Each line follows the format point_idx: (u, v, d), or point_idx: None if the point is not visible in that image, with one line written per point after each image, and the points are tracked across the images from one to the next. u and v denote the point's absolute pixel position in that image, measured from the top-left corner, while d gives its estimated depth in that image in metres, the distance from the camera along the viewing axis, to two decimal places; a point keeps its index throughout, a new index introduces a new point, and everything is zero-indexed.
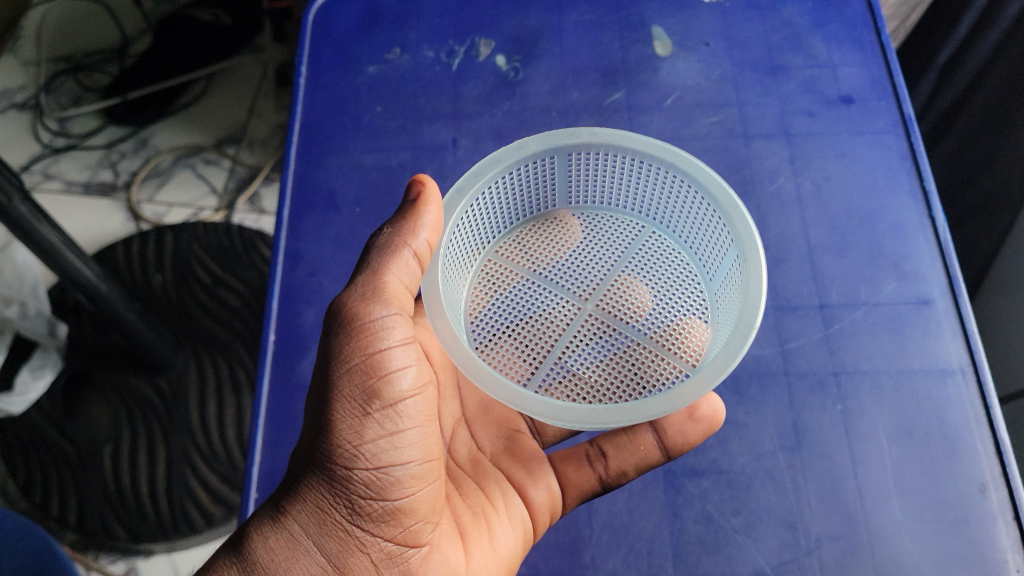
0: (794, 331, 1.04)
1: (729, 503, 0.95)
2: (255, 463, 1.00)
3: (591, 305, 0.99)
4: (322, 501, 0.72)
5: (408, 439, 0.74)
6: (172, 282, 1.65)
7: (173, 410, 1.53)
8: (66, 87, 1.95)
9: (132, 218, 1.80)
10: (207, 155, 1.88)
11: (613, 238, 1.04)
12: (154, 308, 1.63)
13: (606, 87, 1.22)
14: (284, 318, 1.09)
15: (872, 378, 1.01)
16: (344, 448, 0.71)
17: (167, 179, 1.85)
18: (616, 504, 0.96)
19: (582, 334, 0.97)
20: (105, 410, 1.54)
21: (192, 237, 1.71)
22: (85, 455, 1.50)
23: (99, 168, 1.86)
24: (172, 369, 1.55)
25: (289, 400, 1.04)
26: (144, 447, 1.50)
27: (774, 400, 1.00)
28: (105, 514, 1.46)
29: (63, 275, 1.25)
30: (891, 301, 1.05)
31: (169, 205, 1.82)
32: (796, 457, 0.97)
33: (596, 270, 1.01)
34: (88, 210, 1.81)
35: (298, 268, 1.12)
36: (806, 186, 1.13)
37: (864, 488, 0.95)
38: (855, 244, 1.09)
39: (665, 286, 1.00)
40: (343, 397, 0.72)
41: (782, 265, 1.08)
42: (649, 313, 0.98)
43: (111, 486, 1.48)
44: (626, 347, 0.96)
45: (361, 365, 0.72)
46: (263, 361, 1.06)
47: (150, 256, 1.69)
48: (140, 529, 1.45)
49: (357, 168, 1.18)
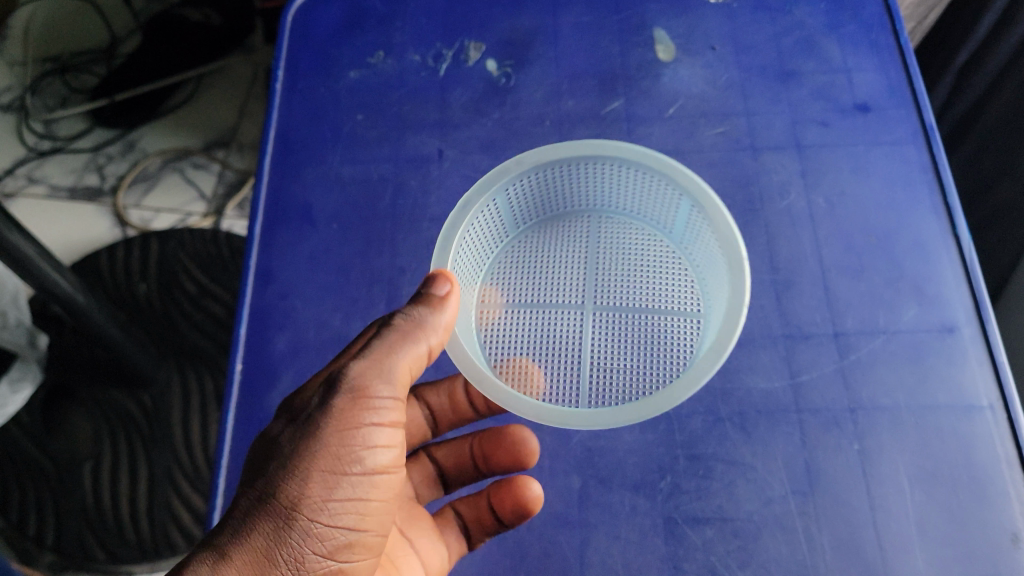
0: (806, 362, 0.96)
1: (734, 555, 0.87)
2: (217, 506, 0.91)
3: (600, 303, 0.91)
4: (271, 549, 0.63)
5: (371, 512, 0.69)
6: (158, 293, 1.55)
7: (156, 425, 1.45)
8: (54, 88, 1.87)
9: (118, 224, 1.72)
10: (196, 159, 1.80)
11: (580, 227, 0.96)
12: (137, 319, 1.52)
13: (604, 94, 1.13)
14: (253, 344, 1.00)
15: (892, 415, 0.92)
16: (313, 498, 0.65)
17: (154, 183, 1.77)
18: (612, 555, 0.88)
19: (601, 344, 0.89)
20: (86, 425, 1.45)
21: (178, 244, 1.61)
22: (65, 475, 1.40)
23: (86, 172, 1.78)
24: (155, 384, 1.46)
25: (256, 435, 0.95)
26: (124, 468, 1.41)
27: (785, 440, 0.92)
28: (84, 536, 1.36)
29: (37, 285, 1.15)
30: (912, 329, 0.96)
31: (155, 210, 1.74)
32: (809, 504, 0.88)
33: (587, 263, 0.93)
34: (73, 216, 1.73)
35: (268, 290, 1.03)
36: (819, 202, 1.05)
37: (884, 538, 0.86)
38: (873, 266, 1.00)
39: (655, 256, 0.93)
40: (326, 450, 0.66)
41: (793, 289, 1.00)
42: (654, 294, 0.91)
43: (91, 506, 1.38)
44: (646, 339, 0.89)
45: (358, 423, 0.68)
46: (228, 393, 0.97)
47: (134, 264, 1.59)
48: (120, 551, 1.35)
49: (334, 181, 1.10)
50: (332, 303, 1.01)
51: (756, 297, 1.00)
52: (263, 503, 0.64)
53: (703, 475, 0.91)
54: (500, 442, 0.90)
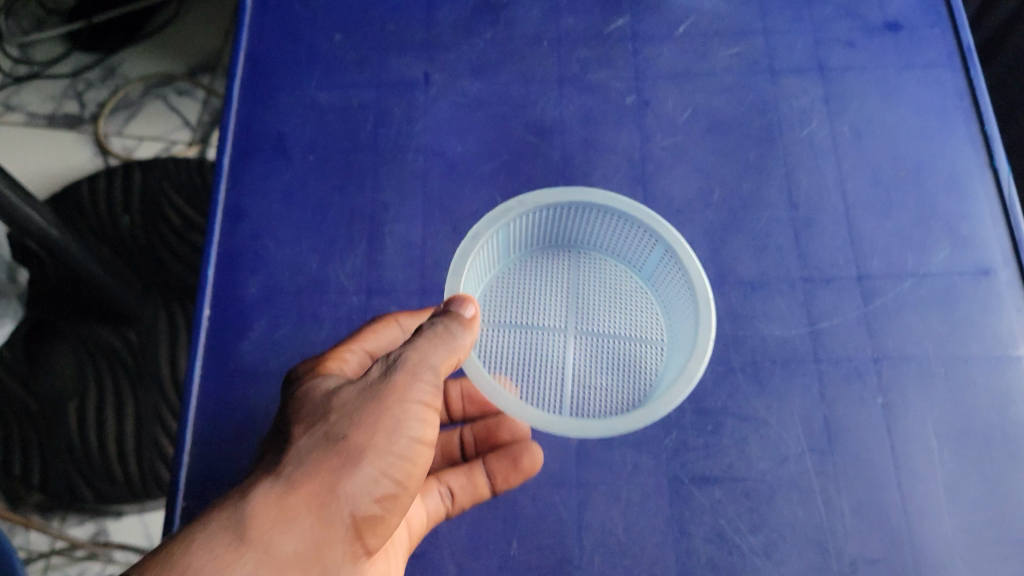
0: (826, 309, 0.87)
1: (745, 518, 0.80)
2: (184, 466, 0.83)
3: (574, 351, 0.82)
4: (327, 477, 0.56)
5: (418, 480, 0.61)
6: (141, 224, 1.35)
7: (144, 362, 1.27)
8: (29, 8, 1.59)
9: (100, 152, 1.49)
10: (179, 85, 1.55)
11: (536, 277, 0.86)
12: (123, 255, 1.33)
13: (607, 12, 1.03)
14: (222, 288, 0.91)
15: (919, 365, 0.84)
16: (375, 438, 0.58)
17: (137, 111, 1.53)
18: (611, 518, 0.80)
19: (580, 383, 0.80)
20: (69, 362, 1.27)
21: (162, 174, 1.40)
22: (47, 413, 1.23)
23: (64, 97, 1.53)
24: (139, 321, 1.28)
25: (226, 388, 0.87)
26: (110, 404, 1.23)
27: (802, 393, 0.84)
28: (71, 476, 1.20)
29: (8, 220, 1.00)
30: (942, 272, 0.88)
31: (138, 137, 1.50)
32: (827, 462, 0.81)
33: (551, 313, 0.83)
34: (51, 145, 1.49)
35: (238, 229, 0.94)
36: (844, 132, 0.95)
37: (908, 498, 0.79)
38: (902, 202, 0.92)
39: (621, 293, 0.85)
40: (388, 403, 0.59)
41: (813, 227, 0.91)
42: (627, 332, 0.83)
43: (78, 446, 1.21)
44: (626, 374, 0.81)
45: (413, 381, 0.61)
46: (195, 341, 0.88)
47: (116, 192, 1.38)
48: (108, 492, 1.19)
49: (311, 108, 1.00)
50: (309, 244, 0.93)
51: (774, 236, 0.91)
52: (317, 442, 0.57)
53: (712, 430, 0.83)
54: (500, 429, 0.84)
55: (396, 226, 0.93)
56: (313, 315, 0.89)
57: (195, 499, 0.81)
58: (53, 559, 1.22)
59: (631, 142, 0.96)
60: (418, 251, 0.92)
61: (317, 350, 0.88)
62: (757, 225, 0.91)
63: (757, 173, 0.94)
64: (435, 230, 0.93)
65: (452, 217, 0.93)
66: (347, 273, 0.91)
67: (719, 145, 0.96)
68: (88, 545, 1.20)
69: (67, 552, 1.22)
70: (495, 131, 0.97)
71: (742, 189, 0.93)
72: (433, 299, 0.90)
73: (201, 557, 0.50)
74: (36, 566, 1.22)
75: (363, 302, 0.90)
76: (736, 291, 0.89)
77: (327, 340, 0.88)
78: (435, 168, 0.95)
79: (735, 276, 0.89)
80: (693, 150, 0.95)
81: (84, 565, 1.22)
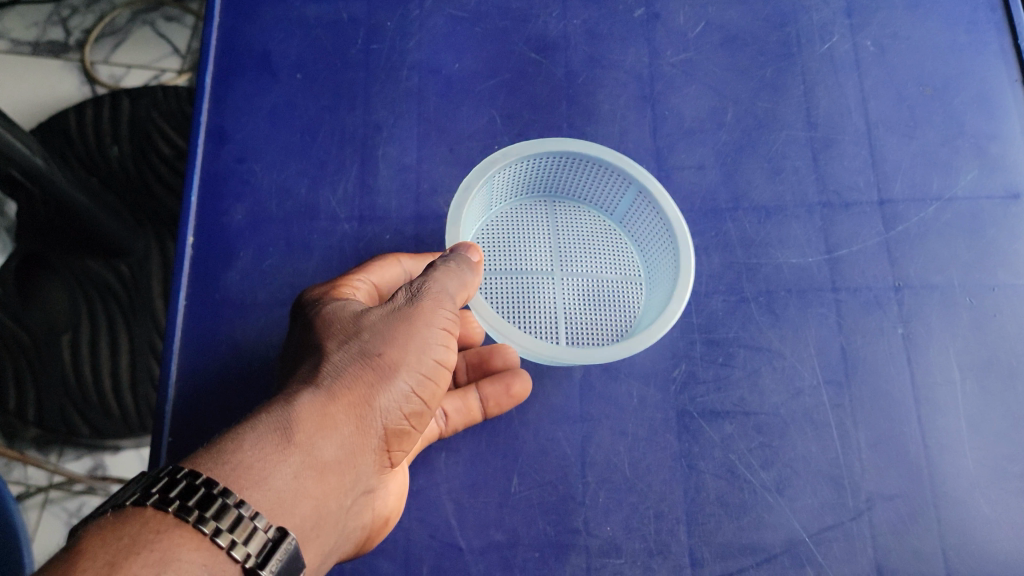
0: (845, 235, 0.83)
1: (757, 454, 0.76)
2: (168, 401, 0.79)
3: (565, 297, 0.79)
4: (360, 392, 0.53)
5: (434, 406, 0.59)
6: (132, 154, 1.26)
7: (137, 296, 1.22)
8: None
9: (87, 81, 1.37)
10: (169, 10, 1.44)
11: (509, 229, 0.82)
12: (115, 189, 1.24)
13: None
14: (206, 214, 0.86)
15: (942, 294, 0.80)
16: (409, 358, 0.56)
17: (125, 38, 1.41)
18: (617, 453, 0.76)
19: (574, 330, 0.77)
20: (59, 296, 1.20)
21: (151, 102, 1.30)
22: (41, 347, 1.18)
23: (47, 23, 1.41)
24: (132, 254, 1.22)
25: (211, 319, 0.82)
26: (105, 336, 1.19)
27: (818, 323, 0.80)
28: (67, 411, 1.16)
29: None
30: (968, 196, 0.83)
31: (127, 66, 1.39)
32: (844, 396, 0.77)
33: (531, 261, 0.80)
34: (34, 75, 1.37)
35: (223, 151, 0.88)
36: (867, 46, 0.89)
37: (927, 432, 0.76)
38: (927, 122, 0.86)
39: (597, 235, 0.83)
40: (418, 326, 0.57)
41: (833, 148, 0.86)
42: (610, 272, 0.81)
43: (73, 380, 1.17)
44: (614, 315, 0.79)
45: (438, 307, 0.59)
46: (178, 271, 0.83)
47: (103, 120, 1.28)
48: (104, 427, 1.16)
49: (297, 22, 0.93)
50: (297, 168, 0.87)
51: (791, 157, 0.86)
52: (350, 353, 0.55)
53: (723, 362, 0.79)
54: (494, 357, 0.78)
55: (389, 149, 0.88)
56: (303, 243, 0.85)
57: (181, 435, 0.78)
58: (50, 493, 1.18)
59: (640, 58, 0.90)
60: (413, 175, 0.87)
61: (307, 280, 0.83)
62: (773, 146, 0.86)
63: (773, 91, 0.88)
64: (431, 153, 0.87)
65: (449, 139, 0.88)
66: (338, 199, 0.86)
67: (733, 62, 0.90)
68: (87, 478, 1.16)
69: (64, 487, 1.19)
70: (494, 47, 0.91)
71: (758, 109, 0.88)
72: (430, 226, 0.85)
73: (251, 456, 0.47)
74: (33, 500, 1.18)
75: (355, 230, 0.85)
76: (749, 217, 0.84)
77: (317, 270, 0.83)
78: (431, 87, 0.90)
79: (749, 201, 0.84)
80: (706, 66, 0.89)
81: (83, 499, 1.19)
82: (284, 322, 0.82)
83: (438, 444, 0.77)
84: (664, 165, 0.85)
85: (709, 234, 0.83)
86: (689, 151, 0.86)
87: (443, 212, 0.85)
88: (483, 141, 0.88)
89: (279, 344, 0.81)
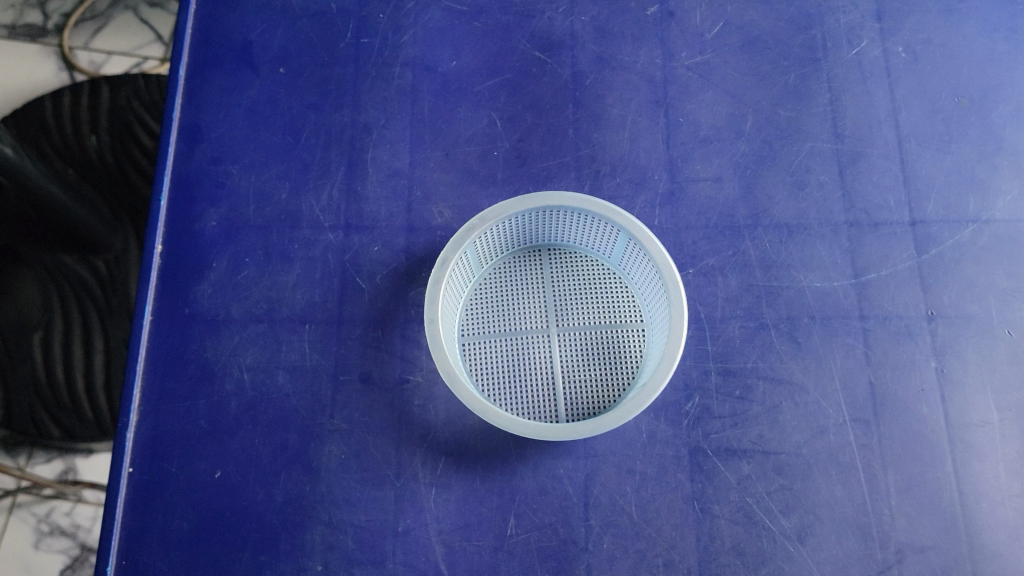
0: (874, 259, 0.76)
1: (777, 498, 0.69)
2: (131, 425, 0.72)
3: (562, 357, 0.73)
4: None
5: None
6: (111, 146, 1.15)
7: (113, 295, 1.12)
8: None
9: (66, 67, 1.29)
10: None
11: (499, 289, 0.76)
12: (91, 183, 1.15)
13: None
14: (176, 220, 0.78)
15: (979, 325, 0.74)
16: None
17: (106, 22, 1.32)
18: (623, 494, 0.70)
19: (575, 393, 0.72)
20: (32, 292, 1.12)
21: (133, 92, 1.18)
22: (14, 347, 1.10)
23: (25, 5, 1.32)
24: (108, 250, 1.13)
25: (180, 336, 0.75)
26: (78, 336, 1.10)
27: (844, 354, 0.73)
28: (38, 414, 1.09)
29: None
30: (1008, 218, 0.77)
31: (107, 53, 1.30)
32: (872, 435, 0.71)
33: (525, 320, 0.74)
34: (11, 61, 1.29)
35: (196, 152, 0.80)
36: (898, 52, 0.82)
37: (963, 478, 0.70)
38: (963, 135, 0.80)
39: (593, 282, 0.76)
40: None
41: (861, 163, 0.79)
42: (609, 318, 0.74)
43: (43, 381, 1.09)
44: (616, 368, 0.73)
45: None
46: (145, 283, 0.76)
47: (82, 109, 1.17)
48: (77, 432, 1.09)
49: (281, 10, 0.85)
50: (278, 171, 0.80)
51: (817, 170, 0.79)
52: None
53: (740, 396, 0.72)
54: None
55: (379, 152, 0.80)
56: (283, 254, 0.77)
57: (147, 464, 0.71)
58: (18, 498, 1.16)
59: (652, 60, 0.83)
60: (405, 181, 0.79)
61: (286, 295, 0.76)
62: (796, 158, 0.79)
63: (798, 98, 0.81)
64: (424, 158, 0.80)
65: (444, 143, 0.80)
66: (322, 206, 0.79)
67: (753, 65, 0.82)
68: (55, 484, 1.14)
69: (33, 491, 1.16)
70: (495, 43, 0.84)
71: (780, 117, 0.81)
72: (421, 237, 0.78)
73: None
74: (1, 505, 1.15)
75: (341, 241, 0.77)
76: (770, 235, 0.77)
77: (298, 284, 0.76)
78: (425, 86, 0.82)
79: (769, 218, 0.77)
80: (723, 69, 0.82)
81: (53, 504, 1.15)
82: (260, 341, 0.75)
83: (428, 480, 0.70)
84: (678, 176, 0.79)
85: (726, 253, 0.76)
86: (705, 162, 0.79)
87: (436, 222, 0.78)
88: (483, 146, 0.80)
89: (254, 365, 0.74)
